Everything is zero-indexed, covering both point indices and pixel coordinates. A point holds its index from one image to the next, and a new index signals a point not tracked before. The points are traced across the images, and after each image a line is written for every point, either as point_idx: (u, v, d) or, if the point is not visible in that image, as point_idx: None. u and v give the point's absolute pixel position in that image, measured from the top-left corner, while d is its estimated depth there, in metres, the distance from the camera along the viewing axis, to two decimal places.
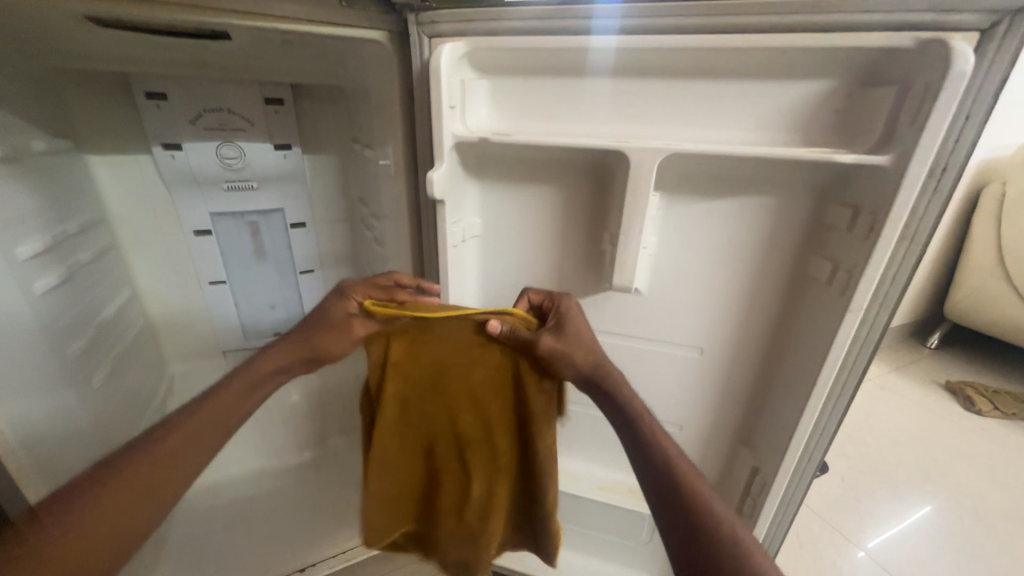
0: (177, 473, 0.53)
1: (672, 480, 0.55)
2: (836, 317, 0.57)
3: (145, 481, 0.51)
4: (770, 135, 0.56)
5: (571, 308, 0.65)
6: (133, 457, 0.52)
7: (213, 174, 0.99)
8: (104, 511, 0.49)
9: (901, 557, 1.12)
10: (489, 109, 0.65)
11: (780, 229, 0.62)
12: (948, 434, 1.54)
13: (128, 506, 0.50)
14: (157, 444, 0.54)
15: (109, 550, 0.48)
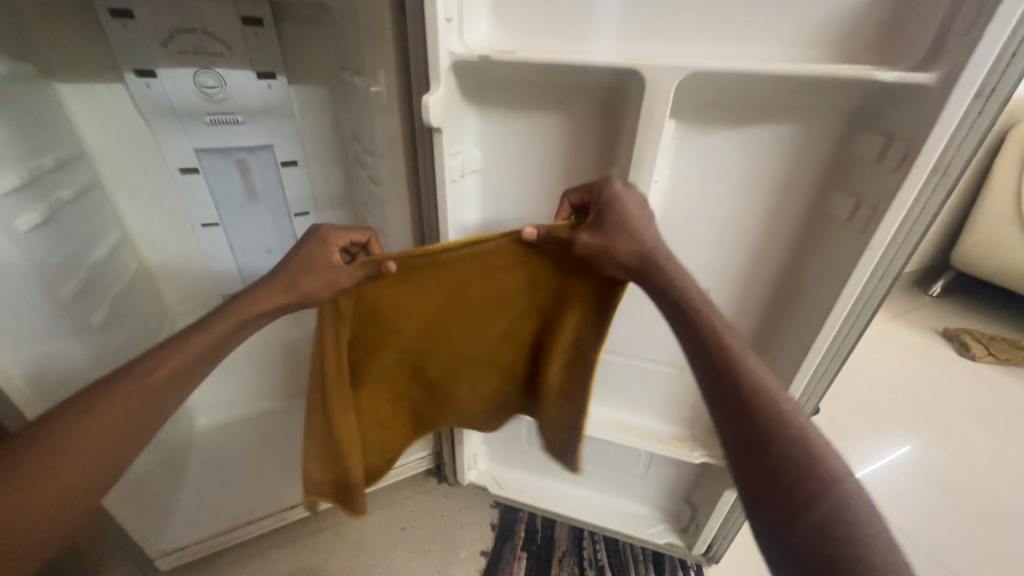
0: (139, 416, 0.47)
1: (727, 369, 0.47)
2: (854, 256, 0.55)
3: (108, 426, 0.45)
4: (803, 52, 0.51)
5: (620, 193, 0.57)
6: (88, 401, 0.46)
7: (193, 106, 0.92)
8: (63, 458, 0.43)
9: (881, 490, 1.19)
10: (490, 23, 0.58)
11: (804, 162, 0.58)
12: (940, 379, 1.57)
13: (87, 452, 0.44)
14: (113, 388, 0.47)
15: (72, 498, 0.43)
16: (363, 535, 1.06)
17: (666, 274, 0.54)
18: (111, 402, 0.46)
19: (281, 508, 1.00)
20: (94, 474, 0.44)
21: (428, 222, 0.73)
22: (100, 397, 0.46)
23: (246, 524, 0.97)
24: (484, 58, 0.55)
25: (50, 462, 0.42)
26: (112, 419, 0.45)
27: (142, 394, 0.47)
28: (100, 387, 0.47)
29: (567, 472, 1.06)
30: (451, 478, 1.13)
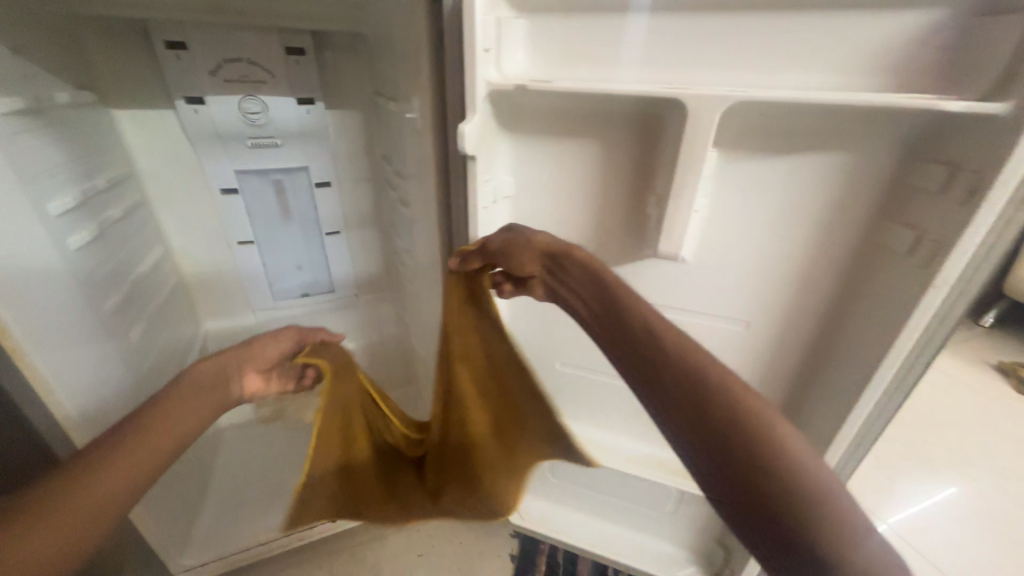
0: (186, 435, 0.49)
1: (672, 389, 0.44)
2: (915, 292, 0.51)
3: (166, 443, 0.47)
4: (856, 79, 0.48)
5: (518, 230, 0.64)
6: (142, 426, 0.46)
7: (236, 130, 0.96)
8: (124, 470, 0.43)
9: (921, 530, 1.15)
10: (527, 53, 0.58)
11: (856, 191, 0.55)
12: (996, 418, 1.45)
13: (142, 472, 0.44)
14: (173, 402, 0.50)
15: (99, 520, 0.41)
16: (380, 559, 1.04)
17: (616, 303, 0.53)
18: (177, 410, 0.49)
19: (300, 528, 0.99)
20: (144, 483, 0.44)
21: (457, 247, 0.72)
22: (159, 411, 0.48)
23: (265, 543, 0.97)
24: (521, 87, 0.55)
25: (98, 482, 0.41)
26: (176, 430, 0.48)
27: (194, 409, 0.51)
28: (157, 402, 0.49)
29: (591, 505, 1.01)
30: None
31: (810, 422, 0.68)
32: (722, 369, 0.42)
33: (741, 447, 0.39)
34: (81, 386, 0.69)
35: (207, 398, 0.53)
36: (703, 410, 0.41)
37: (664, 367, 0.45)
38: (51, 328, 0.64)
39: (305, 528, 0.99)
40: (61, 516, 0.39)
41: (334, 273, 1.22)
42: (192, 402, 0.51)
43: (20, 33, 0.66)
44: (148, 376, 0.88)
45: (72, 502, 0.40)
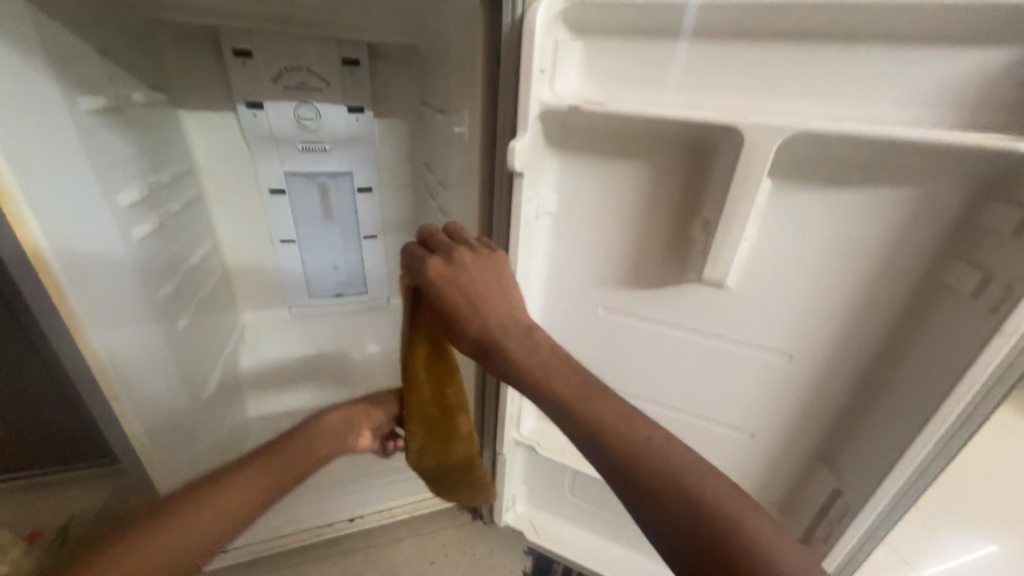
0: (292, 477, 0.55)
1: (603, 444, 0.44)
2: (980, 338, 0.49)
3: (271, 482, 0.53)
4: (926, 115, 0.47)
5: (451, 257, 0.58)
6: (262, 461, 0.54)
7: (290, 134, 1.01)
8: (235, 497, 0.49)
9: None
10: (580, 74, 0.59)
11: (917, 229, 0.53)
12: None
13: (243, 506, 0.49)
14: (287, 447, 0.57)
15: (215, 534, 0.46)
16: (394, 563, 1.04)
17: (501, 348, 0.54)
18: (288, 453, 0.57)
19: (318, 524, 1.01)
20: (244, 515, 0.49)
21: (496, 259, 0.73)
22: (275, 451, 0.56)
23: (282, 537, 0.99)
24: (574, 107, 0.56)
25: (210, 507, 0.47)
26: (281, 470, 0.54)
27: (300, 459, 0.57)
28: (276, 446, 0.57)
29: (610, 530, 0.99)
30: (487, 516, 1.09)
31: (852, 465, 0.65)
32: (634, 423, 0.45)
33: (699, 508, 0.39)
34: (133, 369, 0.73)
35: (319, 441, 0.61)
36: (630, 461, 0.42)
37: (584, 422, 0.46)
38: (112, 314, 0.68)
39: (322, 524, 1.01)
40: (186, 521, 0.45)
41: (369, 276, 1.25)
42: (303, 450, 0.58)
43: (107, 38, 0.71)
44: (190, 363, 0.92)
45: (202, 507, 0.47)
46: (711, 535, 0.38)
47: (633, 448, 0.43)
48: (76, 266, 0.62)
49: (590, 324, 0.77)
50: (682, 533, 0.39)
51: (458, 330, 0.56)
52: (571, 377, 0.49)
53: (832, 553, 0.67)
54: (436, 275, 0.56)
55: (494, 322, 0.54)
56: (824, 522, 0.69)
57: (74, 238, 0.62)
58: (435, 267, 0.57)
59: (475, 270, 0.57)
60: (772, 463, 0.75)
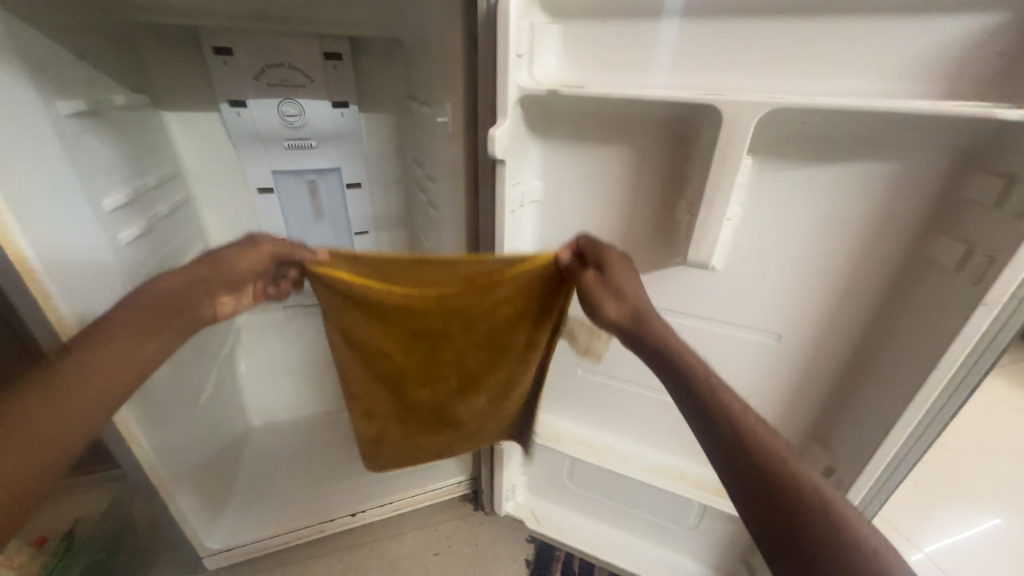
0: (118, 393, 0.52)
1: (743, 442, 0.46)
2: (964, 310, 0.49)
3: (118, 369, 0.52)
4: (906, 86, 0.47)
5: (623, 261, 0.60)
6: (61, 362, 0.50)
7: (275, 131, 1.00)
8: (51, 414, 0.47)
9: (962, 561, 1.09)
10: (559, 59, 0.59)
11: (902, 203, 0.52)
12: None
13: (113, 383, 0.51)
14: (83, 349, 0.51)
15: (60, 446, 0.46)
16: (397, 556, 1.04)
17: (652, 334, 0.55)
18: (108, 359, 0.52)
19: (320, 520, 1.01)
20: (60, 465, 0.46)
21: (484, 250, 0.73)
22: (69, 360, 0.50)
23: (285, 534, 0.98)
24: (553, 92, 0.55)
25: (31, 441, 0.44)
26: (108, 384, 0.51)
27: (136, 361, 0.54)
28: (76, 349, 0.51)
29: (610, 516, 0.99)
30: (488, 506, 1.10)
31: (844, 442, 0.66)
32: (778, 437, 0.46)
33: (819, 521, 0.40)
34: None
35: (124, 323, 0.55)
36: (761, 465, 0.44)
37: (725, 419, 0.47)
38: None
39: (324, 519, 1.01)
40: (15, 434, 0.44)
41: None
42: (100, 353, 0.52)
43: (85, 40, 0.71)
44: (186, 365, 0.93)
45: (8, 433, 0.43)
46: (765, 473, 0.44)
47: (771, 454, 0.44)
48: (62, 271, 0.62)
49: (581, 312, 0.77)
50: (737, 470, 0.45)
51: (605, 310, 0.58)
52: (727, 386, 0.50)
53: None
54: (614, 263, 0.58)
55: (646, 314, 0.57)
56: None
57: (59, 242, 0.62)
58: (609, 258, 0.59)
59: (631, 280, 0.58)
60: None
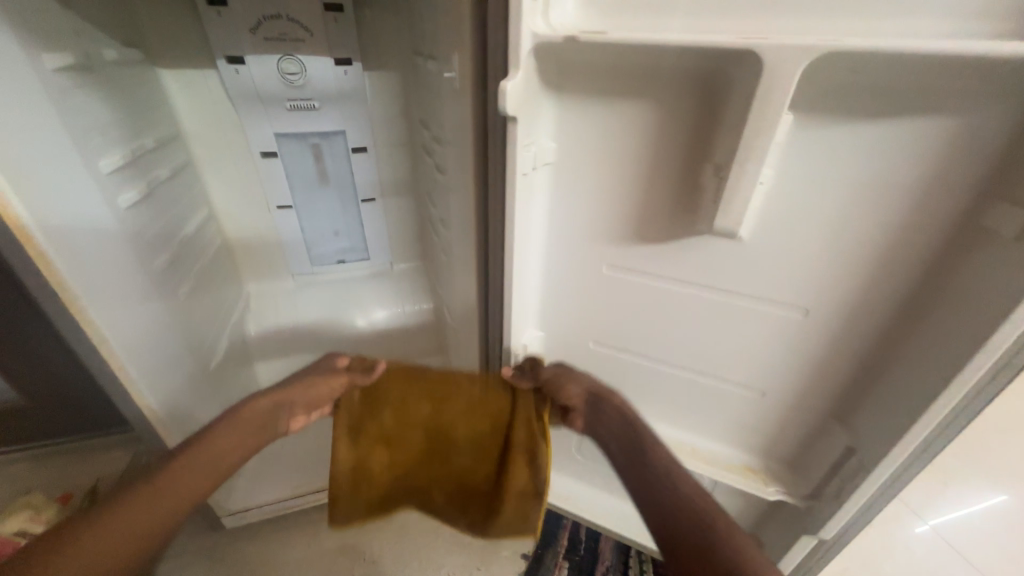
0: (199, 489, 0.57)
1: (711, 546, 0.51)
2: (1021, 284, 0.44)
3: (178, 492, 0.56)
4: (979, 27, 0.40)
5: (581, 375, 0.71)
6: (172, 464, 0.57)
7: (275, 91, 0.95)
8: (128, 522, 0.52)
9: (972, 537, 1.08)
10: (578, 2, 0.53)
11: (958, 166, 0.47)
12: None
13: (197, 487, 0.57)
14: (198, 452, 0.59)
15: (136, 541, 0.51)
16: (407, 519, 1.07)
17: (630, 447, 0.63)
18: (192, 472, 0.57)
19: None
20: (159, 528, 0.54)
21: (494, 217, 0.69)
22: (178, 462, 0.57)
23: (300, 496, 1.01)
24: (571, 39, 0.50)
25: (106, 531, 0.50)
26: (197, 488, 0.57)
27: (211, 467, 0.58)
28: (175, 459, 0.57)
29: (618, 488, 0.99)
30: None
31: (868, 422, 0.63)
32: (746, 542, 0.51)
33: None
34: (134, 338, 0.73)
35: (237, 439, 0.61)
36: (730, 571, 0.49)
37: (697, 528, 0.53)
38: (106, 284, 0.67)
39: None
40: (111, 527, 0.51)
41: (369, 241, 1.22)
42: (178, 479, 0.56)
43: None
44: (195, 332, 0.93)
45: (94, 533, 0.50)
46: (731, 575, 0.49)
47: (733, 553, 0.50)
48: (60, 235, 0.60)
49: (594, 283, 0.74)
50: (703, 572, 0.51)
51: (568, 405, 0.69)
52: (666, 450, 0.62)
53: (844, 508, 0.66)
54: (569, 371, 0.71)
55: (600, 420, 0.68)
56: (835, 480, 0.68)
57: (54, 206, 0.60)
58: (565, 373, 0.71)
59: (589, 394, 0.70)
60: (783, 421, 0.73)
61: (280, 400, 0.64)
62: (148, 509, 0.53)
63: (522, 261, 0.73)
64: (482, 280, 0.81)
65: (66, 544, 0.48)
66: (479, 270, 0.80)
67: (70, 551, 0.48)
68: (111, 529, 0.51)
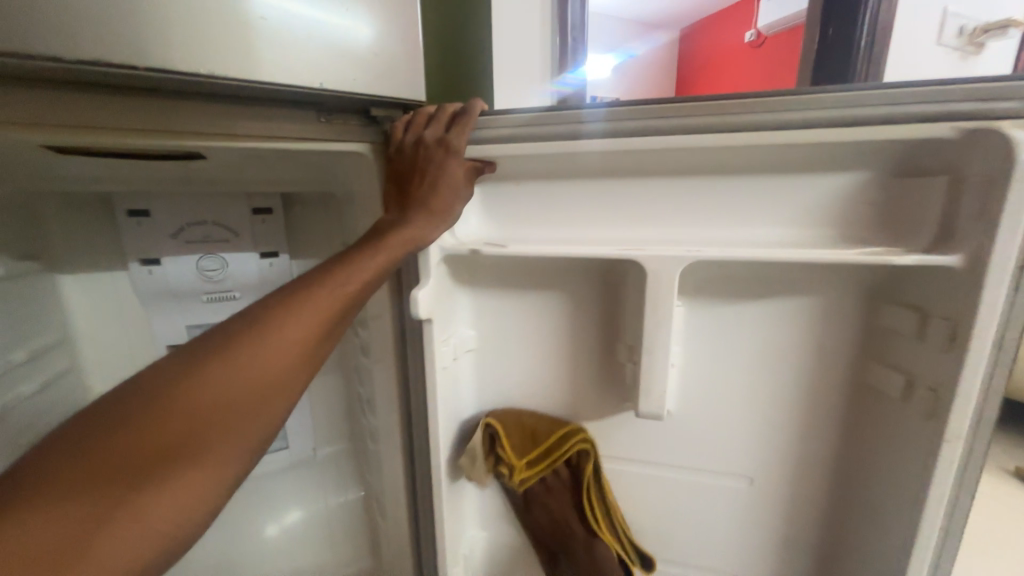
0: (269, 426, 0.41)
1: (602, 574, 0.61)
2: (927, 449, 0.45)
3: (264, 365, 0.40)
4: (803, 231, 0.49)
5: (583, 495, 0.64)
6: (200, 351, 0.40)
7: (191, 287, 0.83)
8: (195, 396, 0.37)
9: None
10: (480, 218, 0.60)
11: (830, 335, 0.53)
12: None
13: (252, 430, 0.39)
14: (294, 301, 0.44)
15: (181, 519, 0.35)
16: None
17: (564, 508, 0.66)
18: (279, 322, 0.42)
19: None
20: (142, 449, 0.34)
21: (417, 406, 0.65)
22: (245, 341, 0.40)
23: None
24: (473, 251, 0.54)
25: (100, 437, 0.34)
26: (290, 334, 0.42)
27: (291, 340, 0.42)
28: (219, 336, 0.41)
29: None
30: None
31: None
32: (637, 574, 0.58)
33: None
34: None
35: (348, 287, 0.47)
36: None
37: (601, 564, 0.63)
38: None
39: None
40: (162, 426, 0.35)
41: None
42: (268, 337, 0.41)
43: None
44: None
45: (165, 409, 0.36)
46: None
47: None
48: None
49: None
50: None
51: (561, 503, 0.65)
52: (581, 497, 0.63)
53: None
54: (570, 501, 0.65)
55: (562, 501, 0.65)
56: None
57: None
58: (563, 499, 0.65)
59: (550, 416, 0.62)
60: None
61: (340, 279, 0.47)
62: (230, 382, 0.39)
63: (452, 451, 0.67)
64: (412, 473, 0.72)
65: (108, 433, 0.34)
66: (408, 463, 0.72)
67: (95, 448, 0.33)
68: (122, 426, 0.34)
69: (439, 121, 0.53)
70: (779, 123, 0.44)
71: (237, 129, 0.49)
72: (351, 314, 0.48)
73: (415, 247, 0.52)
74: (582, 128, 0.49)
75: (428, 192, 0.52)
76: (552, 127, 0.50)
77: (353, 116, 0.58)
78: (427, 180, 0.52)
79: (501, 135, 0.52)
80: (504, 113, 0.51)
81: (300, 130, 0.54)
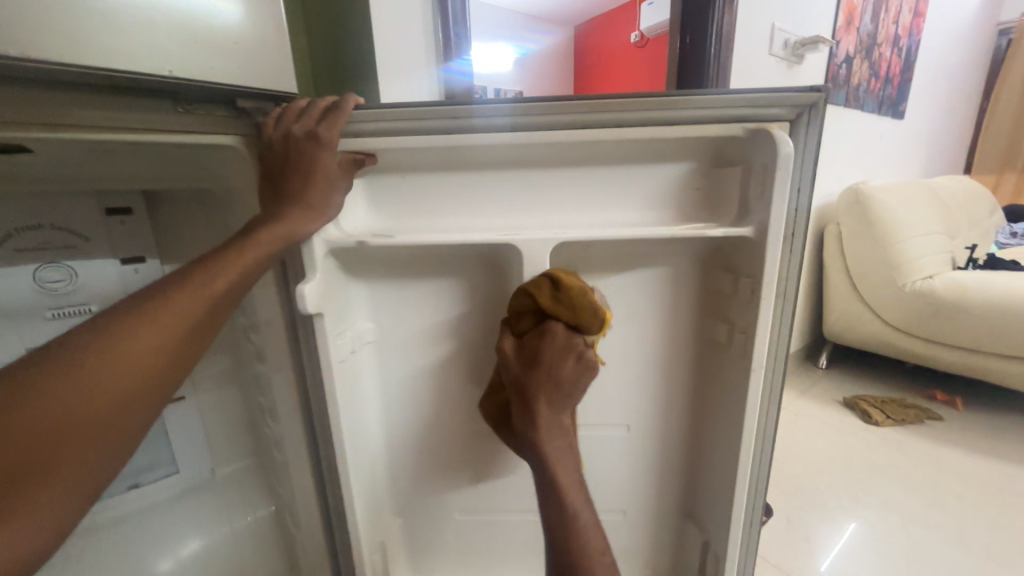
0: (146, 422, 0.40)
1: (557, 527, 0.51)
2: (743, 379, 0.58)
3: (137, 365, 0.39)
4: (649, 214, 0.57)
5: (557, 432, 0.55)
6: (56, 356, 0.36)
7: (26, 304, 0.67)
8: (62, 403, 0.35)
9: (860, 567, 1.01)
10: (366, 211, 0.60)
11: (677, 300, 0.63)
12: (878, 444, 1.45)
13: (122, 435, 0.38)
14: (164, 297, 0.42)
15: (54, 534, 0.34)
16: None
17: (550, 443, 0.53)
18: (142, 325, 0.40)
19: None
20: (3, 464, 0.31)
21: (316, 403, 0.65)
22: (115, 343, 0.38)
23: None
24: (361, 243, 0.55)
25: None
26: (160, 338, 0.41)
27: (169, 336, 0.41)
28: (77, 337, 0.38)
29: None
30: None
31: (707, 514, 0.68)
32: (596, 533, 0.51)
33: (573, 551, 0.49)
34: None
35: (223, 281, 0.46)
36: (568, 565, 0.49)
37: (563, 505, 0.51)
38: None
39: None
40: (22, 436, 0.33)
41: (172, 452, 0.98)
42: (140, 335, 0.40)
43: None
44: None
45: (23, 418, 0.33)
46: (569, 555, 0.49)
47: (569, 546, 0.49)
48: None
49: (439, 446, 0.74)
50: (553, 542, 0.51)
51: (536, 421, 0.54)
52: (576, 486, 0.53)
53: None
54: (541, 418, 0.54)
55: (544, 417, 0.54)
56: None
57: None
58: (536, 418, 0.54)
59: (579, 377, 0.55)
60: (649, 536, 0.74)
61: (213, 274, 0.45)
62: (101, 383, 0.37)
63: (358, 442, 0.68)
64: (318, 472, 0.71)
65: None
66: (313, 463, 0.70)
67: None
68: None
69: (312, 116, 0.52)
70: (620, 122, 0.52)
71: (74, 118, 0.44)
72: (229, 308, 0.47)
73: (291, 242, 0.51)
74: (454, 124, 0.53)
75: (309, 191, 0.52)
76: (428, 121, 0.53)
77: (217, 105, 0.54)
78: (299, 177, 0.51)
79: (376, 128, 0.53)
80: (376, 108, 0.52)
81: (155, 121, 0.50)
